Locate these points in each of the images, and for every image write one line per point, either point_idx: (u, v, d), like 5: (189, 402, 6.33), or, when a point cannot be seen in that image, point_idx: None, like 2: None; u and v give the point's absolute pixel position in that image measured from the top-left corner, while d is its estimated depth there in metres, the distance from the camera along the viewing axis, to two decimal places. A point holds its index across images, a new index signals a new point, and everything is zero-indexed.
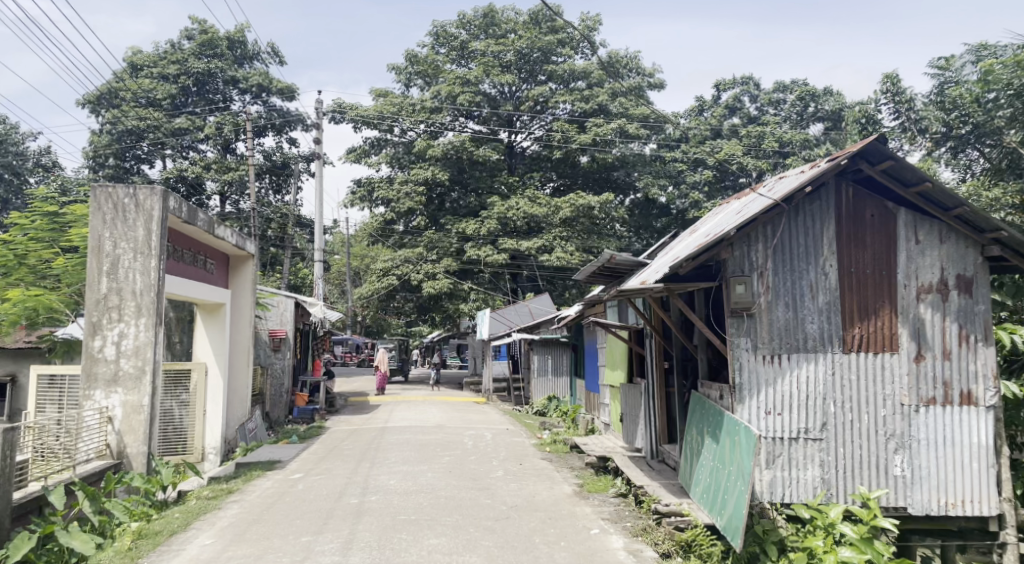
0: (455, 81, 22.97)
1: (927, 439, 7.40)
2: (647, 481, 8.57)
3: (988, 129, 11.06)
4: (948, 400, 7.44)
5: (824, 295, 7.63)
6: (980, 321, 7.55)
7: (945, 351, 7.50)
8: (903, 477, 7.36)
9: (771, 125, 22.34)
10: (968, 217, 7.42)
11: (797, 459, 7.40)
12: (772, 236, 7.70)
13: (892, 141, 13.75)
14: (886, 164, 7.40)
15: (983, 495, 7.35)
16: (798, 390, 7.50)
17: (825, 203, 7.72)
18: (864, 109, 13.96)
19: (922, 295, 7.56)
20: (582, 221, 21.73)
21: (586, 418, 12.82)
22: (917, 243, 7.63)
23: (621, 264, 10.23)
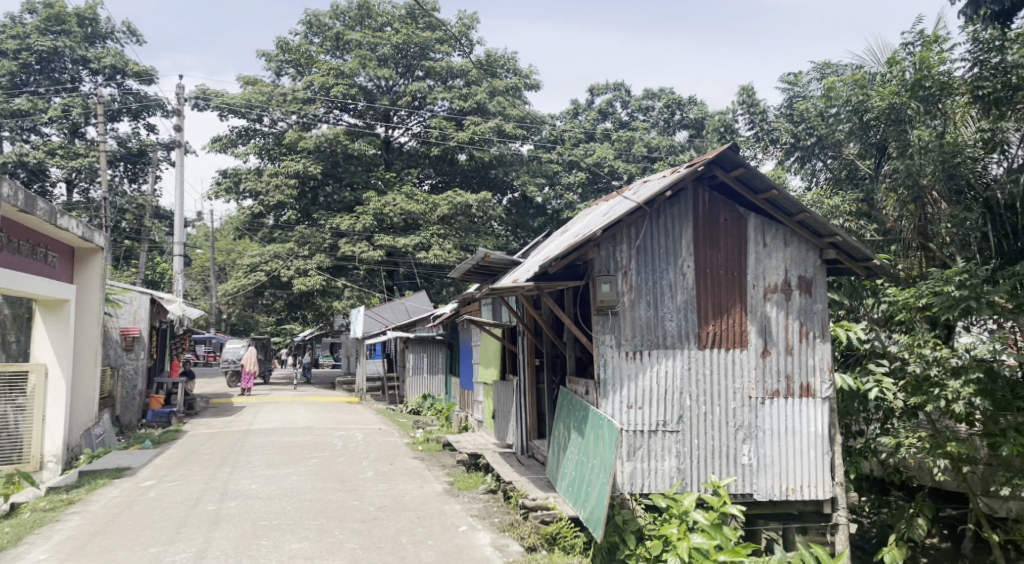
0: (329, 72, 22.45)
1: (771, 429, 7.93)
2: (515, 477, 8.67)
3: (829, 142, 12.04)
4: (789, 392, 8.01)
5: (682, 294, 8.01)
6: (818, 319, 8.18)
7: (788, 347, 8.07)
8: (750, 465, 7.85)
9: (641, 130, 23.19)
10: (809, 222, 8.01)
11: (656, 450, 7.74)
12: (635, 237, 7.99)
13: (748, 150, 14.48)
14: (738, 171, 7.88)
15: (818, 480, 7.96)
16: (658, 384, 7.84)
17: (684, 207, 8.10)
18: (722, 118, 14.74)
19: (768, 295, 8.11)
20: (460, 219, 21.85)
21: (460, 416, 12.86)
22: (765, 246, 8.17)
23: (495, 262, 10.30)
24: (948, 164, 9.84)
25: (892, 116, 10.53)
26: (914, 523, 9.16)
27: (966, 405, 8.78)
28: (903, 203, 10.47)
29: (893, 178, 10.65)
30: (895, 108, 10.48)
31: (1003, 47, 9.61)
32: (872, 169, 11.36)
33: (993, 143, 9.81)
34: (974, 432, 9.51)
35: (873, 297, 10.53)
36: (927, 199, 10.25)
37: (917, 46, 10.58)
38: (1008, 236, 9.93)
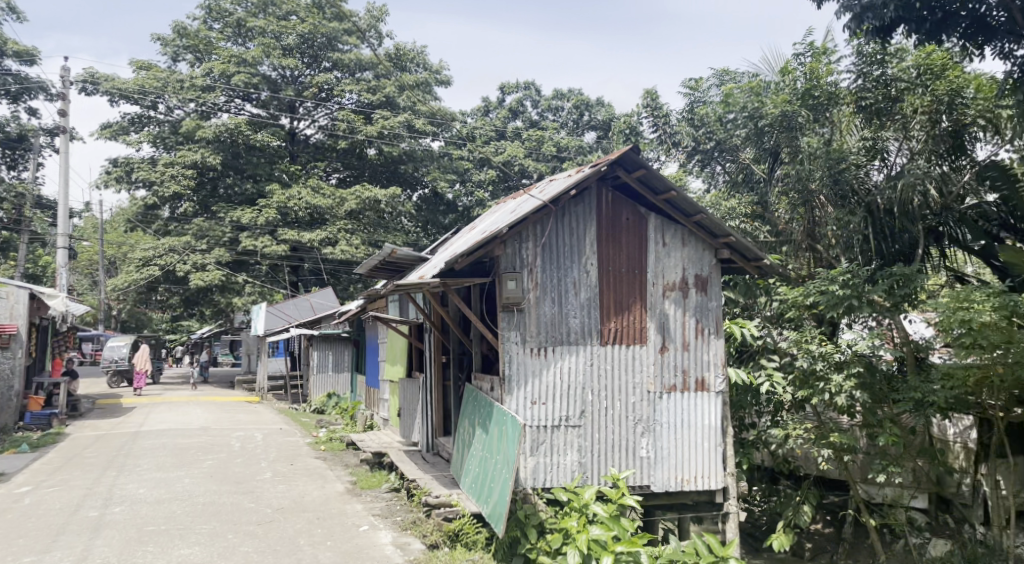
0: (230, 59, 21.66)
1: (668, 423, 8.19)
2: (419, 474, 8.61)
3: (727, 147, 12.51)
4: (686, 387, 8.29)
5: (586, 292, 8.15)
6: (713, 316, 8.49)
7: (685, 343, 8.35)
8: (648, 458, 8.08)
9: (551, 130, 23.39)
10: (705, 223, 8.29)
11: (558, 445, 7.85)
12: (541, 235, 8.08)
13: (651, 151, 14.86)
14: (640, 172, 8.08)
15: (711, 470, 8.27)
16: (561, 380, 7.95)
17: (588, 206, 8.24)
18: (628, 120, 15.04)
19: (666, 293, 8.36)
20: (368, 214, 21.50)
21: (364, 414, 12.66)
22: (664, 246, 8.41)
23: (402, 259, 10.19)
24: (834, 170, 10.47)
25: (784, 123, 11.00)
26: (800, 510, 9.67)
27: (848, 397, 9.39)
28: (793, 206, 11.10)
29: (784, 183, 11.15)
30: (787, 116, 10.98)
31: (884, 61, 10.43)
32: (765, 173, 11.73)
33: (875, 150, 10.66)
34: (855, 423, 10.10)
35: (766, 295, 11.04)
36: (815, 202, 10.94)
37: (807, 56, 11.15)
38: (887, 239, 10.71)
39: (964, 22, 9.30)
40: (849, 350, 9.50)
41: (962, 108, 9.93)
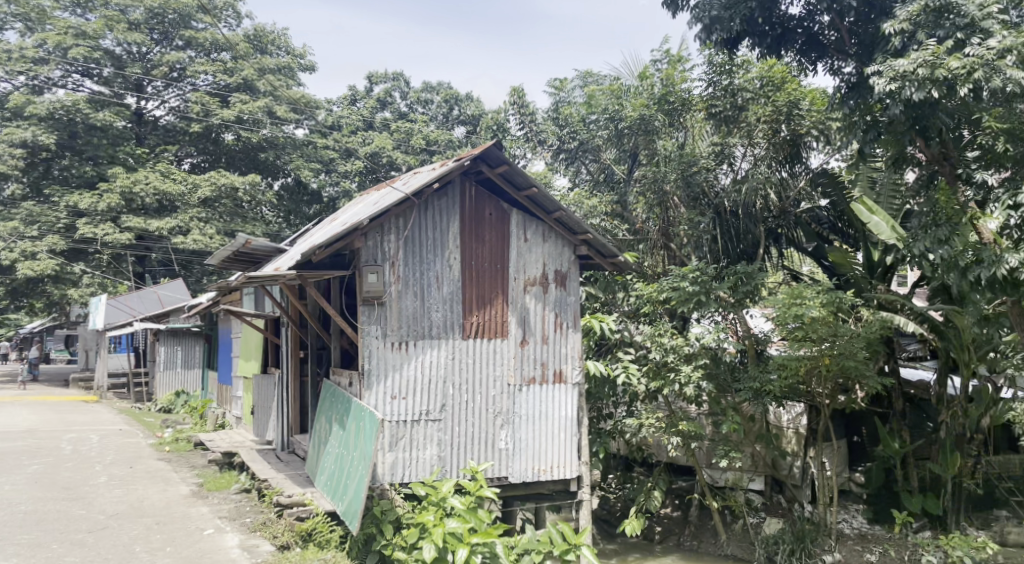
0: (67, 30, 19.95)
1: (527, 415, 8.33)
2: (271, 474, 8.28)
3: (587, 148, 12.83)
4: (544, 379, 8.47)
5: (448, 286, 8.12)
6: (571, 311, 8.72)
7: (544, 337, 8.52)
8: (506, 450, 8.19)
9: (420, 122, 23.06)
10: (565, 220, 8.50)
11: (417, 440, 7.78)
12: (403, 228, 7.95)
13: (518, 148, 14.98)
14: (502, 168, 8.13)
15: (567, 460, 8.51)
16: (422, 374, 7.88)
17: (451, 200, 8.19)
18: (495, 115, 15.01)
19: (527, 288, 8.49)
20: (224, 202, 20.50)
21: (215, 413, 12.02)
22: (525, 241, 8.53)
23: (257, 249, 9.72)
24: (685, 173, 11.12)
25: (642, 126, 11.47)
26: (651, 495, 10.14)
27: (696, 386, 10.02)
28: (650, 206, 11.52)
29: (642, 184, 11.61)
30: (644, 119, 11.45)
31: (731, 71, 11.00)
32: (625, 173, 12.33)
33: (723, 156, 11.38)
34: (702, 411, 10.70)
35: (624, 291, 11.55)
36: (669, 203, 11.49)
37: (664, 63, 11.71)
38: (732, 240, 11.54)
39: (799, 39, 10.20)
40: (697, 343, 10.10)
41: (798, 118, 10.82)
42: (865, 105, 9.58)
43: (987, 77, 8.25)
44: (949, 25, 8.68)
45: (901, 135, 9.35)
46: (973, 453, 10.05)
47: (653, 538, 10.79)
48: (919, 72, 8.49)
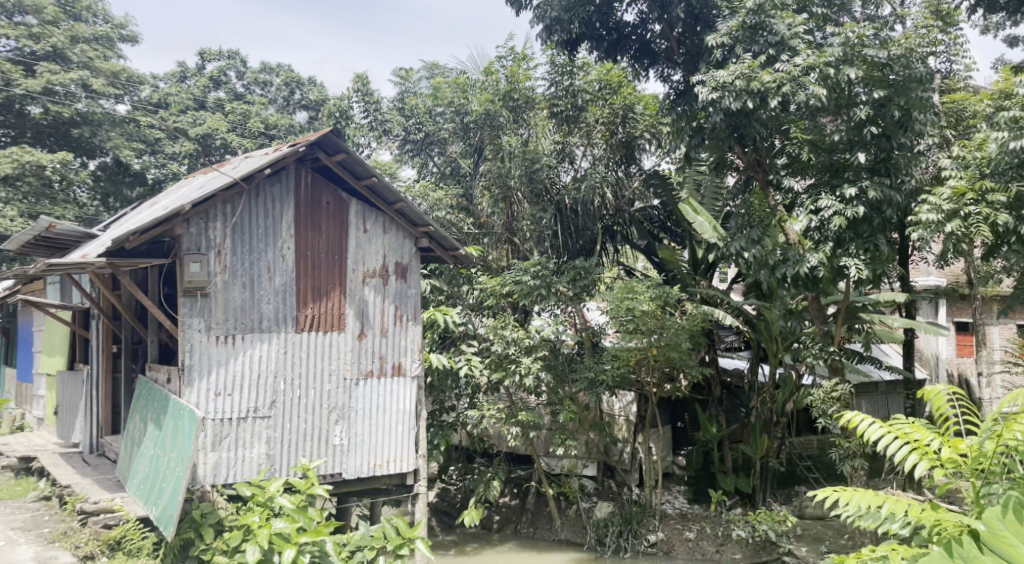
0: None
1: (363, 409, 8.17)
2: (76, 479, 7.59)
3: (428, 141, 12.61)
4: (382, 373, 8.33)
5: (280, 277, 7.75)
6: (411, 304, 8.63)
7: (382, 330, 8.38)
8: (341, 446, 8.00)
9: (258, 104, 21.01)
10: (406, 212, 8.39)
11: (244, 438, 7.42)
12: (231, 215, 7.51)
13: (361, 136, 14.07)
14: (341, 156, 7.87)
15: (404, 454, 8.43)
16: (249, 369, 7.51)
17: (285, 187, 7.82)
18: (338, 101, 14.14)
19: (366, 280, 8.29)
20: (29, 180, 17.21)
21: (13, 414, 10.88)
22: (365, 232, 8.32)
23: (63, 234, 8.83)
24: (529, 170, 11.30)
25: (487, 121, 11.61)
26: (490, 485, 10.28)
27: (535, 377, 10.20)
28: (494, 201, 11.60)
29: (487, 178, 11.66)
30: (489, 115, 11.60)
31: (573, 73, 11.34)
32: (471, 167, 12.13)
33: (564, 154, 11.59)
34: (540, 402, 10.94)
35: (467, 284, 11.38)
36: (513, 198, 11.64)
37: (509, 60, 11.77)
38: (572, 236, 11.82)
39: (633, 45, 10.74)
40: (537, 335, 10.28)
41: (633, 121, 11.41)
42: (691, 111, 10.38)
43: (793, 91, 9.16)
44: (764, 42, 9.46)
45: (722, 141, 10.04)
46: (778, 435, 11.07)
47: (492, 527, 10.99)
48: (737, 83, 9.25)
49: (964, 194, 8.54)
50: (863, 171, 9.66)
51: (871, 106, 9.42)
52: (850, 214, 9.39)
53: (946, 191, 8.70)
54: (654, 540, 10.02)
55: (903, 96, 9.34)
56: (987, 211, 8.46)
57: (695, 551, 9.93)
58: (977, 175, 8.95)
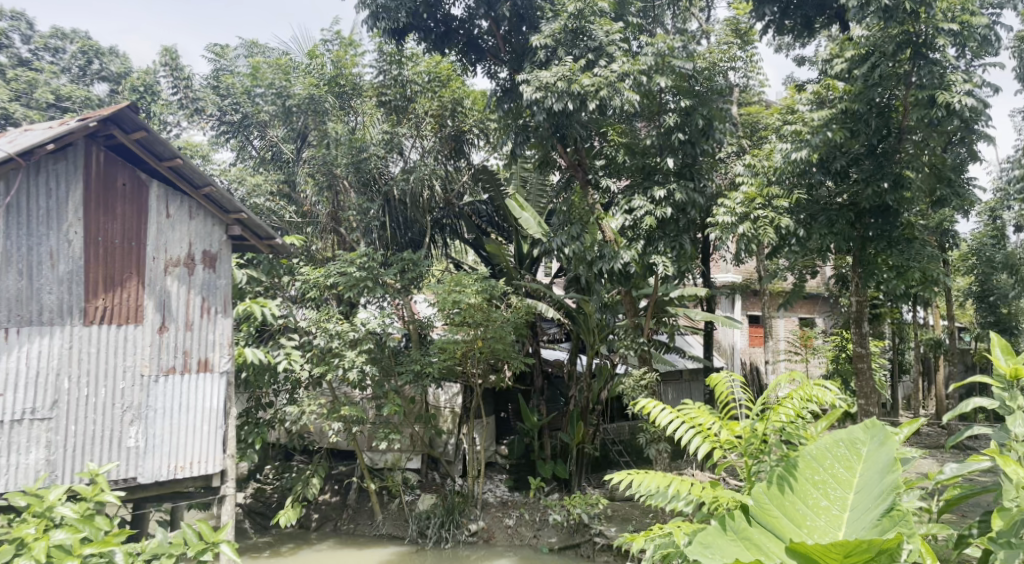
0: None
1: (163, 408, 7.61)
2: None
3: (240, 124, 11.88)
4: (185, 368, 7.81)
5: (66, 264, 7.03)
6: (221, 295, 8.15)
7: (187, 323, 7.85)
8: (136, 448, 7.41)
9: (48, 73, 14.48)
10: (215, 197, 7.93)
11: (18, 443, 6.68)
12: (4, 194, 6.71)
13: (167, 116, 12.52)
14: (139, 134, 7.28)
15: (209, 455, 7.95)
16: (26, 366, 6.77)
17: (72, 165, 7.10)
18: (141, 75, 12.53)
19: (168, 269, 7.72)
20: None
21: None
22: (167, 218, 7.75)
23: None
24: (355, 159, 10.98)
25: (311, 106, 11.10)
26: (309, 482, 9.95)
27: (359, 371, 9.96)
28: (319, 188, 11.18)
29: (310, 165, 11.19)
30: (314, 100, 11.10)
31: (401, 62, 11.22)
32: (293, 153, 11.63)
33: (392, 144, 11.31)
34: (365, 395, 10.70)
35: (289, 275, 10.50)
36: (339, 187, 11.27)
37: (334, 44, 11.49)
38: (401, 227, 11.81)
39: (461, 40, 10.88)
40: (362, 328, 10.01)
41: (462, 115, 11.49)
42: (515, 109, 10.68)
43: (610, 96, 9.58)
44: (583, 46, 9.91)
45: (545, 140, 10.39)
46: (593, 422, 11.62)
47: (310, 526, 10.66)
48: (559, 85, 9.57)
49: (754, 199, 9.45)
50: (672, 174, 10.38)
51: (678, 114, 10.18)
52: (660, 214, 10.06)
53: (738, 195, 9.55)
54: (475, 529, 10.20)
55: (705, 105, 10.19)
56: (772, 215, 9.34)
57: (514, 537, 10.21)
58: (765, 182, 9.88)
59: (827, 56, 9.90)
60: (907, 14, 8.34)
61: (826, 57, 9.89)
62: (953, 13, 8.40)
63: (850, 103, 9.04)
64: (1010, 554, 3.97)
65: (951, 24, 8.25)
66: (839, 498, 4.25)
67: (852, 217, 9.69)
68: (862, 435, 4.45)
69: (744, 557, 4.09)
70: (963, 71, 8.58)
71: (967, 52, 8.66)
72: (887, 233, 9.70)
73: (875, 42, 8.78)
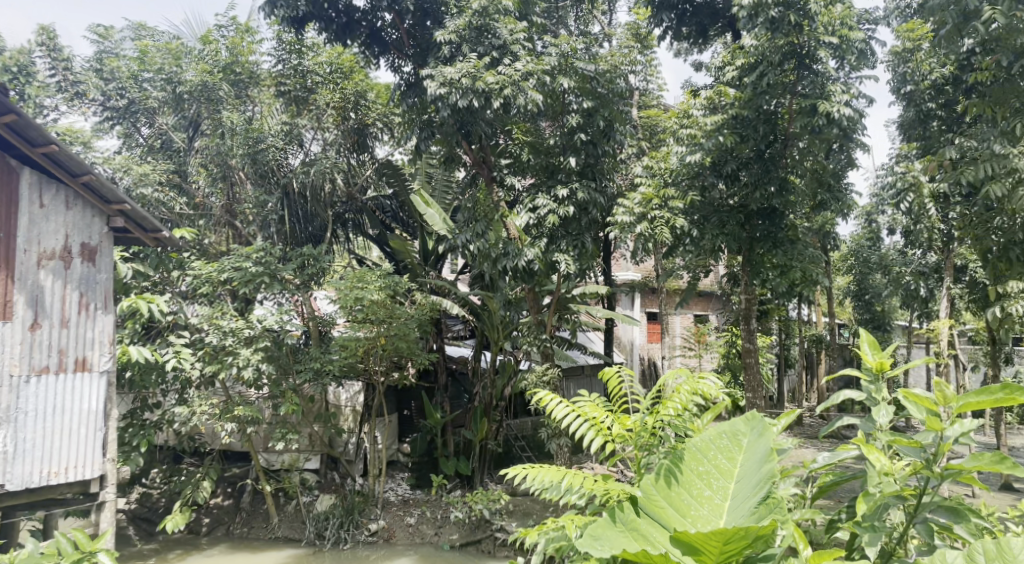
0: None
1: (35, 411, 7.14)
2: None
3: (125, 110, 11.17)
4: (61, 368, 7.34)
5: None
6: (102, 289, 7.71)
7: (63, 320, 7.38)
8: (4, 454, 6.92)
9: None
10: (95, 186, 7.47)
11: None
12: None
13: (44, 100, 11.09)
14: (7, 117, 6.78)
15: (87, 459, 7.52)
16: None
17: None
18: (13, 54, 10.96)
19: (41, 262, 7.24)
20: None
21: None
22: (40, 208, 7.28)
23: None
24: (252, 150, 10.62)
25: (204, 93, 10.67)
26: (199, 486, 9.58)
27: (254, 369, 9.58)
28: (212, 179, 10.88)
29: (202, 155, 10.90)
30: (207, 87, 10.65)
31: (301, 52, 10.95)
32: (185, 142, 11.15)
33: (292, 136, 11.08)
34: (261, 395, 10.35)
35: (179, 270, 10.05)
36: (234, 178, 10.95)
37: (229, 30, 10.97)
38: (300, 221, 11.42)
39: (363, 31, 10.65)
40: (258, 325, 9.62)
41: (365, 109, 11.27)
42: (421, 103, 10.51)
43: (514, 95, 9.63)
44: (488, 44, 9.92)
45: (450, 136, 10.35)
46: (497, 418, 11.66)
47: (200, 531, 10.24)
48: (463, 81, 9.53)
49: (651, 200, 9.94)
50: (573, 174, 10.55)
51: (580, 115, 10.37)
52: (563, 212, 10.21)
53: (637, 196, 10.05)
54: (374, 529, 10.04)
55: (607, 107, 10.40)
56: (669, 215, 9.88)
57: (415, 535, 10.12)
58: (662, 183, 10.50)
59: (718, 64, 10.34)
60: (791, 27, 8.81)
61: (718, 64, 10.30)
62: (833, 27, 8.88)
63: (741, 109, 9.47)
64: (873, 536, 4.21)
65: (831, 37, 8.74)
66: (721, 487, 4.44)
67: (741, 219, 10.12)
68: (743, 426, 4.64)
69: (632, 547, 4.14)
70: (842, 83, 9.12)
71: (846, 64, 9.20)
72: (773, 234, 10.12)
73: (763, 52, 9.14)
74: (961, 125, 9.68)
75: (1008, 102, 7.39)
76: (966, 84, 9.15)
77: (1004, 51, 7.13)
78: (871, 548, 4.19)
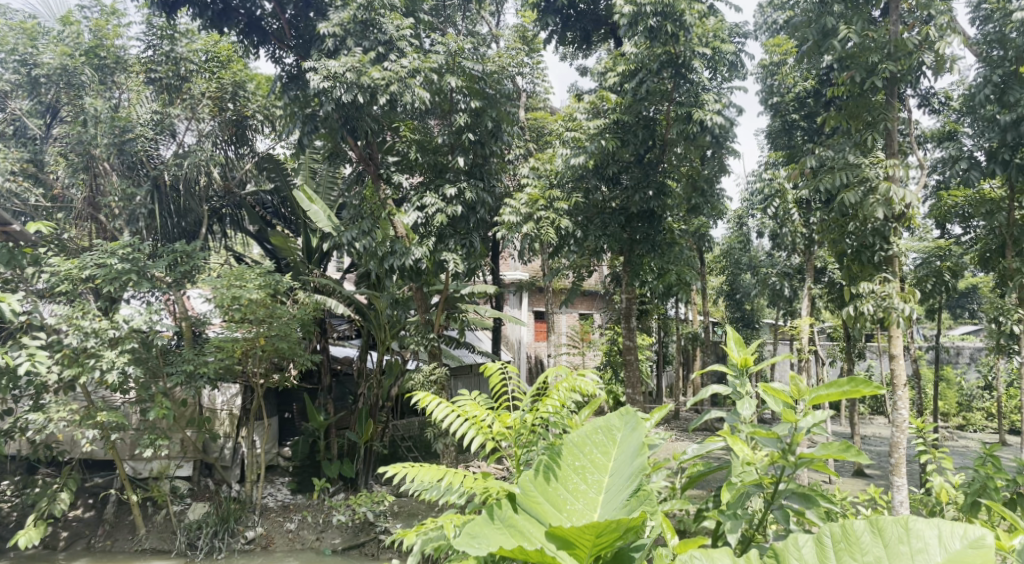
0: None
1: None
2: None
3: None
4: None
5: None
6: None
7: None
8: None
9: None
10: None
11: None
12: None
13: None
14: None
15: None
16: None
17: None
18: None
19: None
20: None
21: None
22: None
23: None
24: (118, 140, 9.97)
25: (63, 78, 10.02)
26: (56, 498, 8.90)
27: (119, 373, 8.96)
28: (73, 169, 10.09)
29: (62, 143, 10.17)
30: (68, 72, 10.01)
31: (174, 38, 10.50)
32: (41, 129, 10.44)
33: (162, 126, 10.42)
34: (127, 400, 9.70)
35: (35, 266, 9.18)
36: (98, 170, 10.18)
37: (93, 12, 10.45)
38: (171, 215, 10.76)
39: (241, 19, 10.20)
40: (124, 326, 9.01)
41: (244, 100, 10.98)
42: (302, 98, 10.13)
43: (400, 92, 9.56)
44: (373, 39, 9.79)
45: (335, 131, 10.02)
46: (382, 419, 11.47)
47: (57, 546, 9.56)
48: (348, 76, 9.32)
49: (536, 200, 10.21)
50: (461, 173, 10.59)
51: (468, 114, 10.39)
52: (450, 212, 10.19)
53: (523, 197, 10.32)
54: (252, 536, 9.67)
55: (494, 108, 10.49)
56: (553, 215, 10.14)
57: (294, 541, 9.82)
58: (547, 184, 10.82)
59: (601, 69, 10.64)
60: (668, 36, 9.24)
61: (600, 70, 10.60)
62: (707, 39, 9.50)
63: (621, 115, 9.79)
64: (735, 523, 4.45)
65: (704, 48, 9.26)
66: (595, 481, 4.55)
67: (622, 220, 10.38)
68: (618, 422, 4.77)
69: (508, 544, 4.16)
70: (714, 92, 9.63)
71: (718, 74, 9.78)
72: (651, 236, 10.41)
73: (642, 60, 9.48)
74: (821, 136, 10.53)
75: (860, 115, 8.00)
76: (826, 97, 9.83)
77: (857, 68, 7.70)
78: (732, 534, 4.43)
